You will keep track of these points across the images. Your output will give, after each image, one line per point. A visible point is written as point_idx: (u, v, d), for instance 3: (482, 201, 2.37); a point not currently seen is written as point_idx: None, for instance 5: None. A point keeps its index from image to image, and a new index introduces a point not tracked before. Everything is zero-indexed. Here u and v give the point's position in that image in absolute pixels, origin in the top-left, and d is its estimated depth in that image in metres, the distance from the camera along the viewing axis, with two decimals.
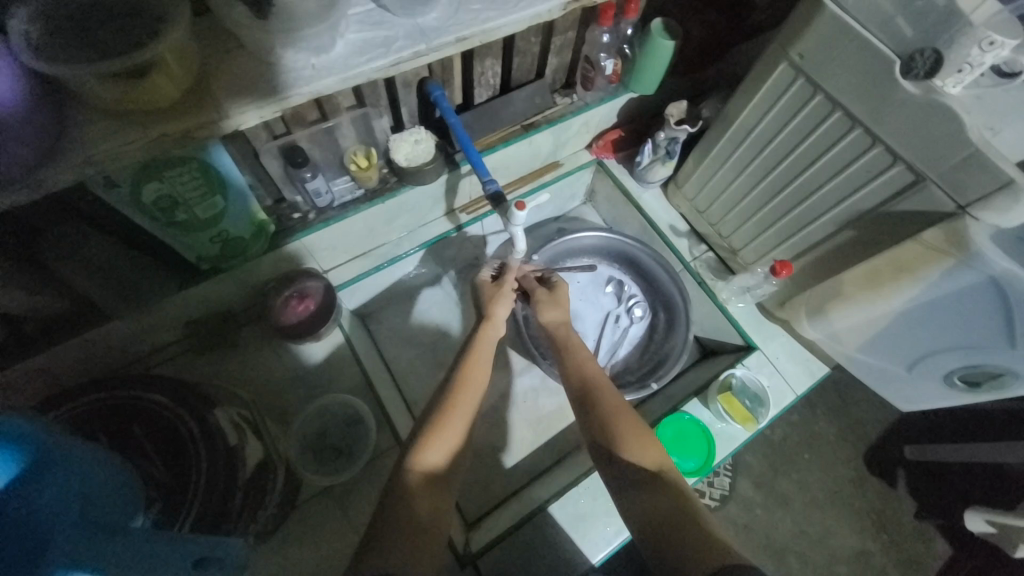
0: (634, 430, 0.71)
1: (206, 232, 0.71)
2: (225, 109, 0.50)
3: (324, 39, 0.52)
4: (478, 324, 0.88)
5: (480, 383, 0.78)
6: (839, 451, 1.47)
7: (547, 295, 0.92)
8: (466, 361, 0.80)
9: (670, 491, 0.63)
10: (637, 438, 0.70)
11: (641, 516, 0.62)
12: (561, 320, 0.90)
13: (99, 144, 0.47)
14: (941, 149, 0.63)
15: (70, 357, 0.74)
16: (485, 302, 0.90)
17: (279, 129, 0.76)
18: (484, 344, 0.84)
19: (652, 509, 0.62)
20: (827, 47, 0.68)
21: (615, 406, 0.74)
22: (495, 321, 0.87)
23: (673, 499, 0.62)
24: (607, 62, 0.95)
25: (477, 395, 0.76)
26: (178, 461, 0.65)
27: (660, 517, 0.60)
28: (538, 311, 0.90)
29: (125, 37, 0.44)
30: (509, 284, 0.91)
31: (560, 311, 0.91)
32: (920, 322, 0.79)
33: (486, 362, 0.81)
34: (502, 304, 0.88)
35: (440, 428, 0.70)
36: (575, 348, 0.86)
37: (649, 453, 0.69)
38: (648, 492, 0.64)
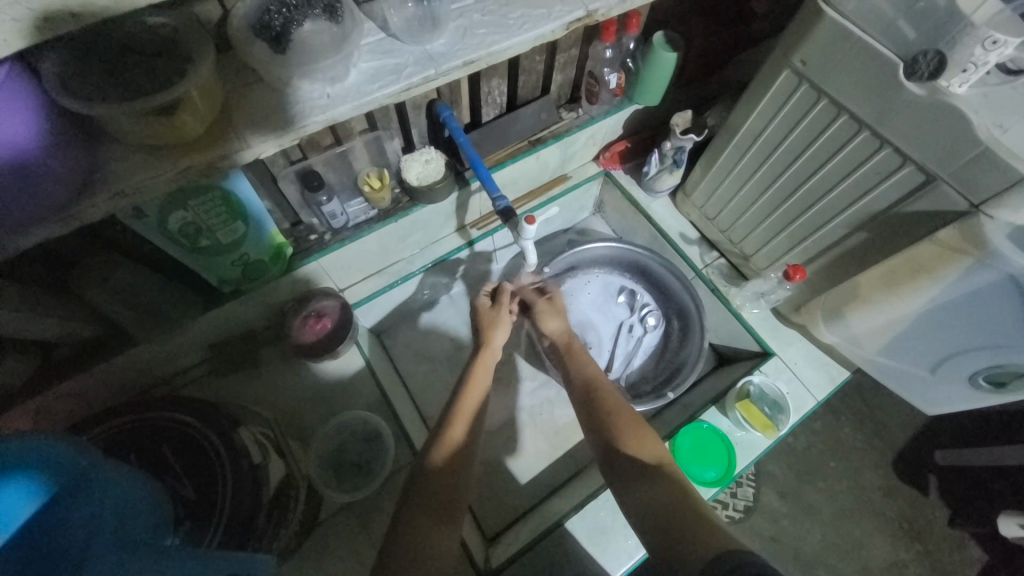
0: (633, 426, 0.72)
1: (227, 257, 0.74)
2: (246, 139, 0.52)
3: (338, 69, 0.55)
4: (476, 351, 0.87)
5: (473, 408, 0.77)
6: (866, 458, 1.43)
7: (548, 305, 0.94)
8: (466, 385, 0.80)
9: (671, 484, 0.62)
10: (636, 433, 0.71)
11: (641, 509, 0.61)
12: (563, 329, 0.93)
13: (130, 176, 0.49)
14: (951, 148, 0.62)
15: (98, 381, 0.76)
16: (482, 328, 0.89)
17: (296, 155, 0.78)
18: (482, 372, 0.83)
19: (653, 499, 0.61)
20: (827, 53, 0.69)
21: (617, 402, 0.76)
22: (493, 348, 0.87)
23: (674, 490, 0.61)
24: (611, 77, 0.97)
25: (467, 418, 0.75)
26: (203, 476, 0.66)
27: (662, 510, 0.59)
28: (540, 321, 0.93)
29: (155, 78, 0.47)
30: (506, 307, 0.90)
31: (561, 320, 0.94)
32: (940, 322, 0.78)
33: (482, 394, 0.80)
34: (499, 330, 0.88)
35: (446, 445, 0.71)
36: (576, 354, 0.89)
37: (650, 448, 0.69)
38: (647, 482, 0.63)
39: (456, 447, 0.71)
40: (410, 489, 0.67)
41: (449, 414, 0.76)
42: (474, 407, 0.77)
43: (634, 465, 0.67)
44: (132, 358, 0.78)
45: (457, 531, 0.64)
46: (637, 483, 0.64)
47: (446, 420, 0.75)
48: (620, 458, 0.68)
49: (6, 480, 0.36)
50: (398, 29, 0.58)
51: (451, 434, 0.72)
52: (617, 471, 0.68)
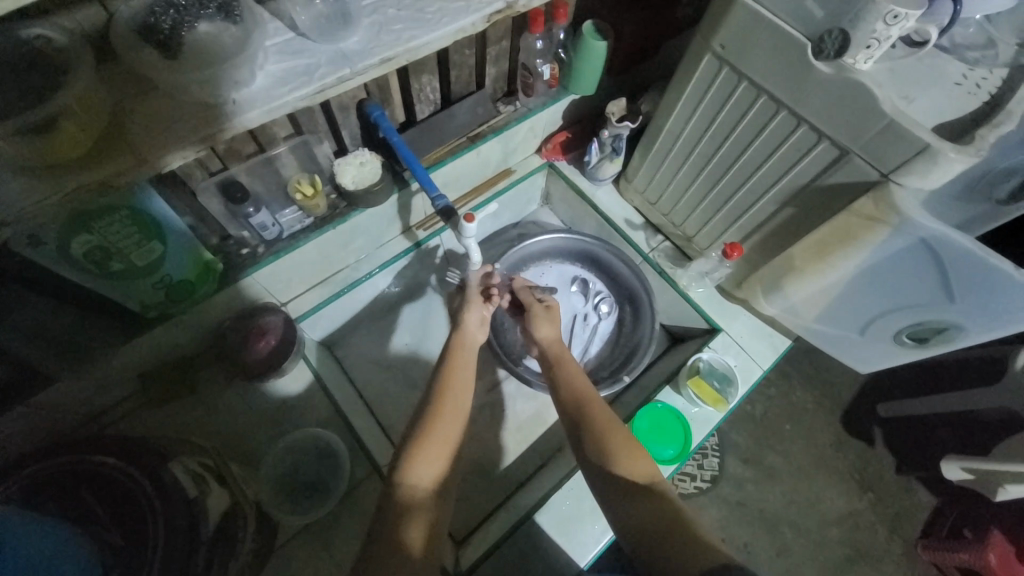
0: (626, 442, 0.71)
1: (147, 279, 0.68)
2: (147, 151, 0.48)
3: (242, 72, 0.51)
4: (451, 332, 0.87)
5: (450, 437, 0.70)
6: (818, 417, 1.52)
7: (544, 313, 0.92)
8: (436, 411, 0.72)
9: (665, 504, 0.64)
10: (629, 450, 0.70)
11: (630, 524, 0.63)
12: (555, 337, 0.90)
13: (7, 203, 0.44)
14: (860, 124, 0.66)
15: (14, 427, 0.70)
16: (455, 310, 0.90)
17: (215, 165, 0.74)
18: (455, 394, 0.75)
19: (647, 520, 0.62)
20: (743, 35, 0.71)
21: (608, 419, 0.73)
22: (467, 331, 0.86)
23: (666, 510, 0.63)
24: (544, 67, 0.97)
25: (442, 456, 0.68)
26: (136, 523, 0.61)
27: (652, 527, 0.61)
28: (534, 325, 0.90)
29: (28, 95, 0.43)
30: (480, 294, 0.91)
31: (554, 329, 0.91)
32: (867, 287, 0.83)
33: (457, 414, 0.73)
34: (473, 311, 0.88)
35: (420, 467, 0.67)
36: (565, 364, 0.85)
37: (642, 466, 0.69)
38: (637, 502, 0.64)
39: (421, 489, 0.65)
40: (384, 504, 0.65)
41: (413, 436, 0.70)
42: (448, 439, 0.70)
43: (623, 484, 0.67)
44: (51, 398, 0.72)
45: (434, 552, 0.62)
46: (625, 501, 0.65)
47: (410, 439, 0.70)
48: (610, 476, 0.68)
49: None
50: (307, 29, 0.56)
51: (406, 443, 0.70)
52: (608, 490, 0.68)
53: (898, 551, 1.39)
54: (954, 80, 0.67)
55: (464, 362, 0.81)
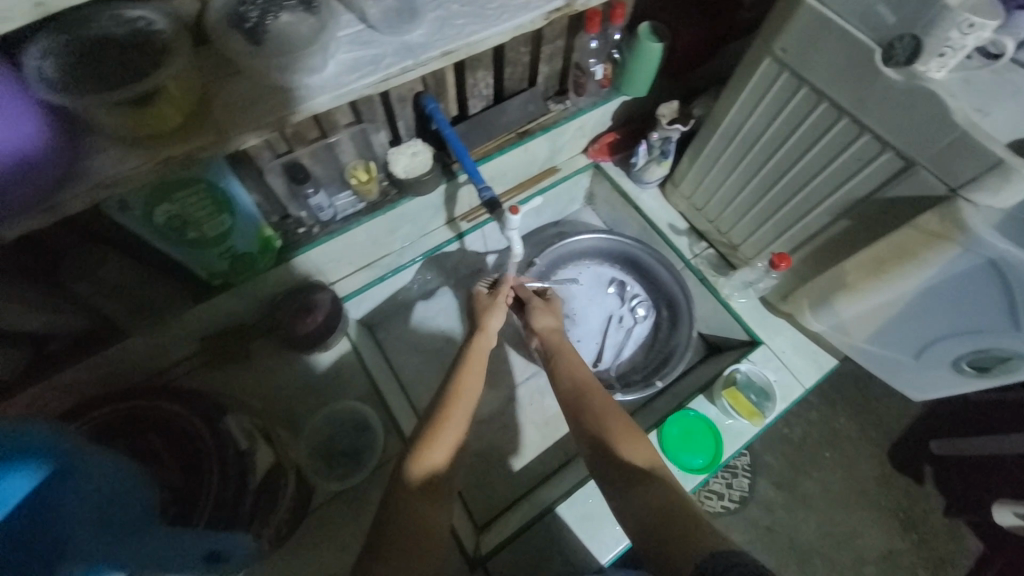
0: (624, 431, 0.72)
1: (215, 249, 0.75)
2: (228, 130, 0.53)
3: (316, 60, 0.55)
4: (472, 335, 0.88)
5: (459, 430, 0.74)
6: (862, 448, 1.44)
7: (544, 305, 0.95)
8: (446, 411, 0.75)
9: (664, 487, 0.63)
10: (625, 436, 0.71)
11: (634, 510, 0.62)
12: (554, 326, 0.93)
13: (108, 168, 0.50)
14: (931, 134, 0.63)
15: (90, 373, 0.77)
16: (478, 313, 0.91)
17: (281, 148, 0.79)
18: (466, 396, 0.77)
19: (650, 507, 0.61)
20: (807, 39, 0.70)
21: (606, 405, 0.76)
22: (488, 333, 0.88)
23: (670, 492, 0.62)
24: (597, 67, 0.97)
25: (451, 444, 0.72)
26: (192, 466, 0.67)
27: (655, 512, 0.60)
28: (533, 317, 0.94)
29: (132, 70, 0.47)
30: (505, 296, 0.92)
31: (555, 320, 0.95)
32: (924, 309, 0.79)
33: (467, 413, 0.76)
34: (496, 315, 0.89)
35: (438, 447, 0.71)
36: (566, 353, 0.89)
37: (639, 451, 0.69)
38: (644, 489, 0.64)
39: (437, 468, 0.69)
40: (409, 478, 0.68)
41: (427, 427, 0.73)
42: (456, 433, 0.73)
43: (625, 470, 0.67)
44: (123, 353, 0.79)
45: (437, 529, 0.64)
46: (628, 492, 0.65)
47: (425, 428, 0.73)
48: (613, 465, 0.68)
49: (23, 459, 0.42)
50: (376, 21, 0.59)
51: (438, 426, 0.73)
52: (612, 477, 0.68)
53: None
54: None
55: (479, 364, 0.83)
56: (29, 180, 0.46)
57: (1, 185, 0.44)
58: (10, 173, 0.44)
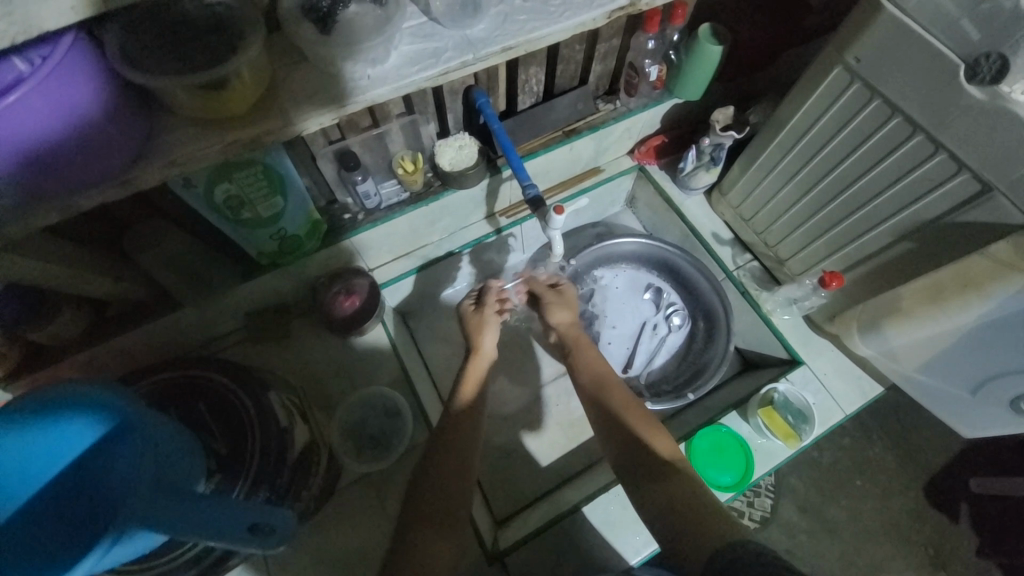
0: (643, 421, 0.71)
1: (266, 229, 0.77)
2: (296, 116, 0.55)
3: (379, 50, 0.56)
4: (467, 358, 0.86)
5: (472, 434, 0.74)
6: (896, 479, 1.37)
7: (557, 297, 0.93)
8: (460, 416, 0.76)
9: (687, 481, 0.62)
10: (646, 428, 0.69)
11: (653, 501, 0.61)
12: (570, 319, 0.91)
13: (181, 147, 0.52)
14: (1011, 160, 0.59)
15: (143, 341, 0.81)
16: (470, 333, 0.88)
17: (335, 135, 0.81)
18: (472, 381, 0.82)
19: (667, 497, 0.60)
20: (883, 49, 0.66)
21: (626, 401, 0.74)
22: (483, 354, 0.85)
23: (686, 488, 0.61)
24: (652, 68, 0.95)
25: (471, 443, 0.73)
26: (236, 434, 0.70)
27: (675, 507, 0.59)
28: (547, 313, 0.92)
29: (209, 53, 0.49)
30: (493, 308, 0.89)
31: (568, 312, 0.92)
32: (984, 342, 0.74)
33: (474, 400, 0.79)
34: (487, 333, 0.87)
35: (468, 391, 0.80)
36: (583, 347, 0.87)
37: (660, 442, 0.68)
38: (662, 481, 0.62)
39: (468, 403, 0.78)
40: (440, 464, 0.69)
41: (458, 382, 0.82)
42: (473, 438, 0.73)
43: (645, 461, 0.66)
44: (175, 323, 0.82)
45: (459, 521, 0.66)
46: (645, 485, 0.64)
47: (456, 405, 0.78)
48: (633, 452, 0.67)
49: (76, 418, 0.49)
50: (439, 14, 0.59)
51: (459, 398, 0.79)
52: (631, 468, 0.67)
53: None
54: None
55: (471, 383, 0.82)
56: (108, 156, 0.48)
57: (84, 161, 0.46)
58: (89, 153, 0.46)
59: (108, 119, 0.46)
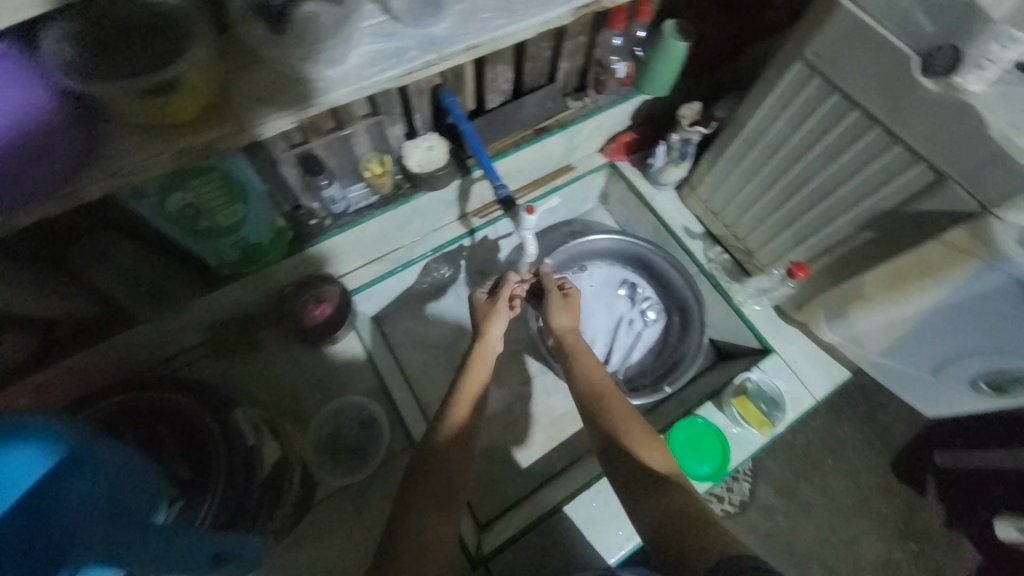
0: (642, 434, 0.71)
1: (227, 240, 0.74)
2: (251, 121, 0.52)
3: (338, 51, 0.54)
4: (473, 342, 0.84)
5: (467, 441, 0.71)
6: (865, 457, 1.43)
7: (562, 300, 0.90)
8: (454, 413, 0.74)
9: (681, 495, 0.63)
10: (645, 446, 0.70)
11: (652, 517, 0.61)
12: (571, 326, 0.88)
13: (128, 156, 0.49)
14: (964, 149, 0.61)
15: (99, 362, 0.77)
16: (479, 319, 0.86)
17: (297, 138, 0.78)
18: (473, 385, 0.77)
19: (664, 511, 0.61)
20: (842, 45, 0.67)
21: (625, 410, 0.73)
22: (489, 343, 0.83)
23: (683, 504, 0.61)
24: (619, 65, 0.96)
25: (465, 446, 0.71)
26: (198, 458, 0.67)
27: (669, 518, 0.60)
28: (550, 314, 0.89)
29: (151, 58, 0.46)
30: (505, 300, 0.87)
31: (571, 317, 0.89)
32: (944, 326, 0.77)
33: (474, 402, 0.76)
34: (496, 321, 0.84)
35: (457, 417, 0.73)
36: (583, 355, 0.84)
37: (657, 458, 0.69)
38: (660, 494, 0.63)
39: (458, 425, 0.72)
40: (419, 477, 0.67)
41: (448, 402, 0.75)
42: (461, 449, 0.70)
43: (640, 475, 0.66)
44: (133, 339, 0.78)
45: (452, 531, 0.65)
46: (644, 497, 0.64)
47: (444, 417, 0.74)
48: (626, 470, 0.68)
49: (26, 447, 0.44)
50: (401, 13, 0.57)
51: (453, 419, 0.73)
52: (626, 483, 0.67)
53: None
54: None
55: (481, 369, 0.80)
56: (48, 167, 0.45)
57: (22, 171, 0.44)
58: (26, 161, 0.44)
59: (47, 128, 0.44)
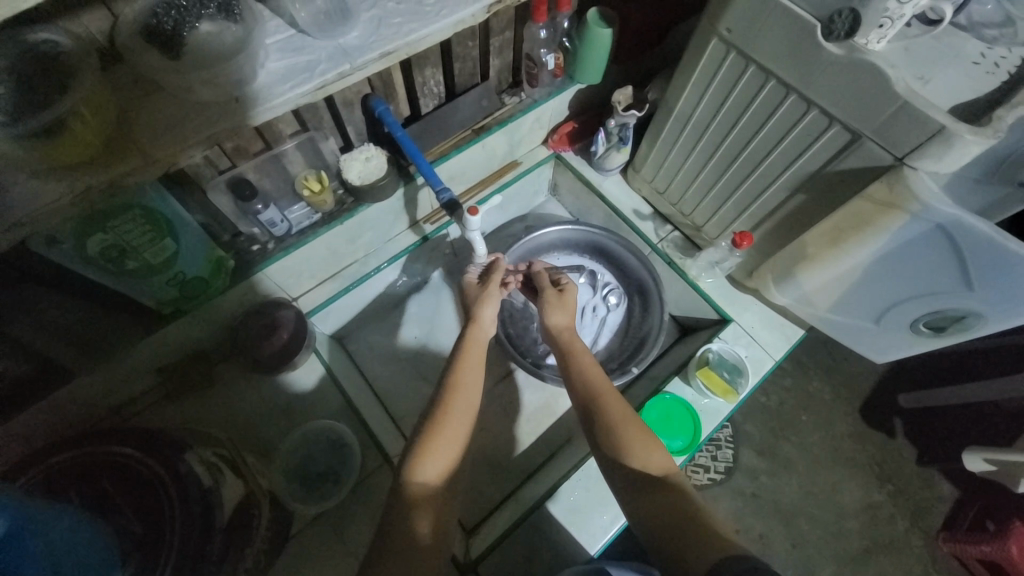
0: (639, 434, 0.69)
1: (161, 276, 0.70)
2: (156, 152, 0.50)
3: (244, 70, 0.52)
4: (465, 327, 0.85)
5: (458, 437, 0.70)
6: (836, 408, 1.49)
7: (557, 298, 0.90)
8: (447, 406, 0.71)
9: (675, 496, 0.63)
10: (643, 446, 0.68)
11: (648, 517, 0.61)
12: (566, 323, 0.87)
13: (23, 206, 0.46)
14: (872, 106, 0.64)
15: (38, 423, 0.73)
16: (472, 304, 0.87)
17: (224, 164, 0.75)
18: (467, 389, 0.74)
19: (661, 514, 0.61)
20: (750, 19, 0.70)
21: (623, 412, 0.72)
22: (482, 323, 0.84)
23: (682, 506, 0.61)
24: (548, 58, 0.95)
25: (454, 452, 0.69)
26: (152, 512, 0.65)
27: (667, 521, 0.60)
28: (545, 312, 0.88)
29: (33, 95, 0.44)
30: (496, 283, 0.88)
31: (567, 316, 0.89)
32: (882, 275, 0.81)
33: (467, 417, 0.72)
34: (490, 305, 0.85)
35: (438, 460, 0.67)
36: (579, 353, 0.83)
37: (656, 460, 0.67)
38: (658, 497, 0.63)
39: (431, 486, 0.65)
40: (394, 501, 0.65)
41: (418, 439, 0.69)
42: (455, 442, 0.69)
43: (636, 480, 0.66)
44: (74, 393, 0.75)
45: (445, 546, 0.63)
46: (638, 498, 0.64)
47: (423, 430, 0.70)
48: (619, 475, 0.67)
49: None
50: (307, 25, 0.56)
51: (439, 458, 0.67)
52: (625, 482, 0.66)
53: (918, 544, 1.36)
54: (971, 60, 0.65)
55: (476, 355, 0.79)
56: None
57: None
58: None
59: None
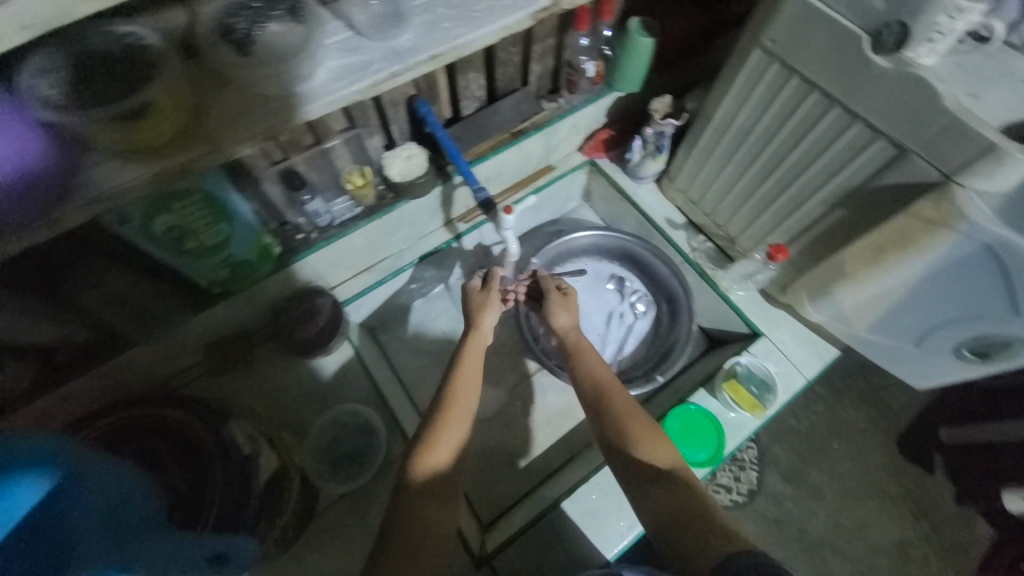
0: (646, 431, 0.69)
1: (215, 258, 0.75)
2: (222, 141, 0.54)
3: (303, 68, 0.56)
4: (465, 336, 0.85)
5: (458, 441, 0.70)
6: (871, 438, 1.43)
7: (561, 300, 0.91)
8: (445, 412, 0.72)
9: (685, 491, 0.62)
10: (649, 437, 0.69)
11: (656, 515, 0.61)
12: (571, 324, 0.88)
13: (108, 182, 0.51)
14: (922, 121, 0.62)
15: (96, 385, 0.79)
16: (472, 311, 0.87)
17: (277, 155, 0.79)
18: (464, 397, 0.75)
19: (670, 505, 0.61)
20: (795, 30, 0.69)
21: (630, 411, 0.72)
22: (482, 331, 0.85)
23: (694, 502, 0.60)
24: (588, 64, 0.98)
25: (458, 442, 0.70)
26: (198, 475, 0.70)
27: (674, 514, 0.59)
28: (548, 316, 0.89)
29: (125, 85, 0.49)
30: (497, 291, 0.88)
31: (571, 316, 0.89)
32: (923, 295, 0.78)
33: (465, 420, 0.73)
34: (491, 313, 0.86)
35: (438, 451, 0.68)
36: (585, 352, 0.84)
37: (660, 454, 0.67)
38: (664, 487, 0.63)
39: (438, 469, 0.67)
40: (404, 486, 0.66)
41: (432, 423, 0.71)
42: (461, 433, 0.71)
43: (645, 471, 0.65)
44: (129, 362, 0.81)
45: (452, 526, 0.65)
46: (646, 488, 0.64)
47: (424, 433, 0.70)
48: (623, 463, 0.68)
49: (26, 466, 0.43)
50: (365, 26, 0.60)
51: (443, 442, 0.69)
52: (633, 474, 0.66)
53: None
54: None
55: (478, 360, 0.81)
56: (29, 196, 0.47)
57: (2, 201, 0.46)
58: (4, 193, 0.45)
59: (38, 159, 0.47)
